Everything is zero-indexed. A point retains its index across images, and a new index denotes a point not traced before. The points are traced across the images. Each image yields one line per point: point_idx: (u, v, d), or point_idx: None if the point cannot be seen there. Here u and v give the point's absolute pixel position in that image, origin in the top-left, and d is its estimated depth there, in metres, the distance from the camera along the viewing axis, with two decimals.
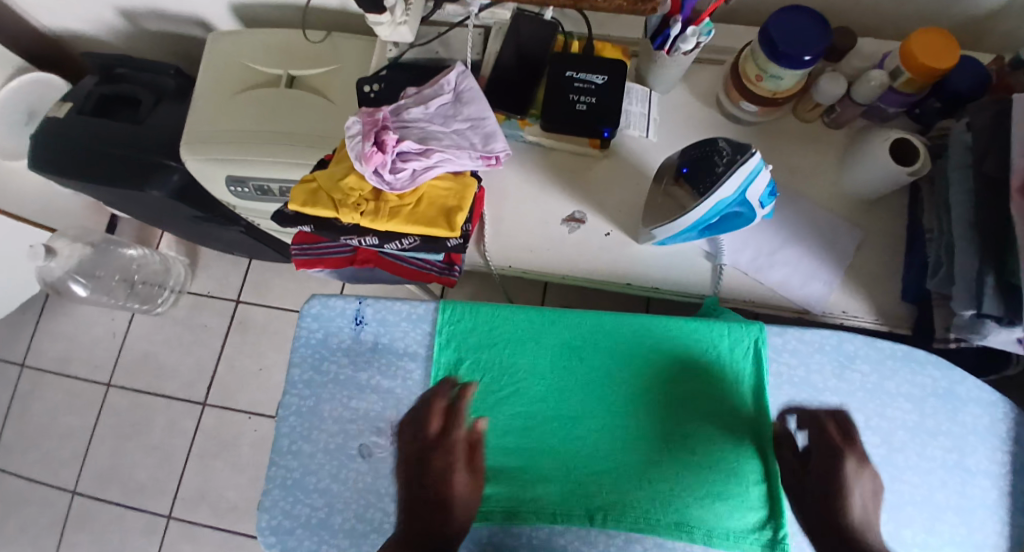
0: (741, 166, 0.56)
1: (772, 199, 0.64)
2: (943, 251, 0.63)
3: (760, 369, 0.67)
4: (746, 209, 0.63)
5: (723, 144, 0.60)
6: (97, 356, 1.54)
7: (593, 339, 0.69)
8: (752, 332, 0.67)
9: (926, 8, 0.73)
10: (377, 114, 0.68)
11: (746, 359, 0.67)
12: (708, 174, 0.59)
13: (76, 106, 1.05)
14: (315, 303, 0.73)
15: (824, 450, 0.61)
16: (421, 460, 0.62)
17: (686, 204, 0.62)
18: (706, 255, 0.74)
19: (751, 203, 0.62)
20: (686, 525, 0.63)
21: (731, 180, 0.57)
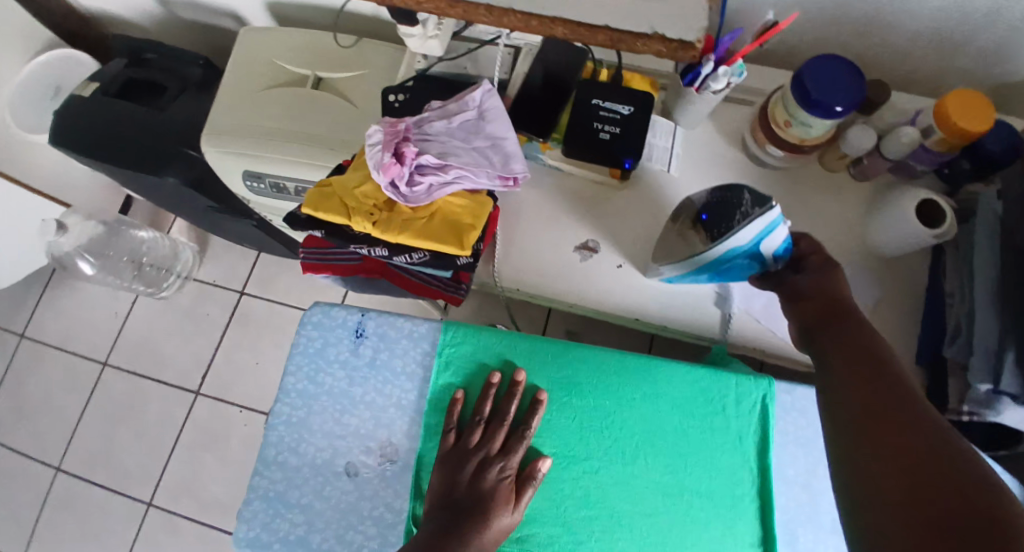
0: (756, 219, 0.54)
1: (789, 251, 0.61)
2: (964, 318, 0.62)
3: (764, 429, 0.64)
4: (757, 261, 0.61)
5: (746, 195, 0.57)
6: (97, 334, 1.54)
7: (599, 377, 0.67)
8: (761, 387, 0.65)
9: (965, 69, 0.71)
10: (399, 125, 0.68)
11: (751, 415, 0.65)
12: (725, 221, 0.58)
13: (101, 86, 1.05)
14: (317, 311, 0.72)
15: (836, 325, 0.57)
16: (471, 470, 0.64)
17: (700, 248, 0.61)
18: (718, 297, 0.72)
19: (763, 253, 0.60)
20: None
21: (747, 231, 0.56)
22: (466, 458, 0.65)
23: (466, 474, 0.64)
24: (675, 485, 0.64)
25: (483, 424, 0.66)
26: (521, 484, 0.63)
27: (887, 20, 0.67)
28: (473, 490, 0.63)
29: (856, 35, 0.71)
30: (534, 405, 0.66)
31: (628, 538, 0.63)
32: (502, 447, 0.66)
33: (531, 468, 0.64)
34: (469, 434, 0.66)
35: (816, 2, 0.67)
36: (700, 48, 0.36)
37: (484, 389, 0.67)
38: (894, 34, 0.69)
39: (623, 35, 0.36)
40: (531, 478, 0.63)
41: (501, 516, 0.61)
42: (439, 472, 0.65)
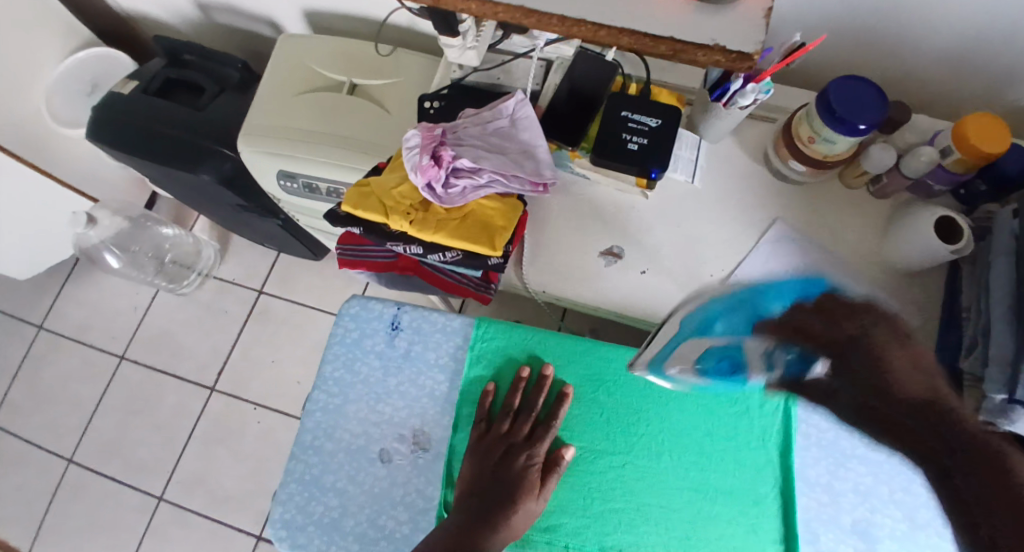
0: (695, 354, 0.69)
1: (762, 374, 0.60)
2: (980, 332, 0.64)
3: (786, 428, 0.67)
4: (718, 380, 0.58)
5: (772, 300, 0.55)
6: (116, 328, 1.56)
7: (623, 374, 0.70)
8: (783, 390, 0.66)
9: (982, 91, 0.74)
10: (435, 130, 0.71)
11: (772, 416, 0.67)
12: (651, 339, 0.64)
13: (141, 85, 1.09)
14: (354, 303, 0.75)
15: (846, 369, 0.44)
16: (503, 455, 0.68)
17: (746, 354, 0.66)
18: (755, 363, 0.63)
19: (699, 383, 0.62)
20: None
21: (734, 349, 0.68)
22: (495, 445, 0.69)
23: (494, 462, 0.68)
24: (701, 482, 0.66)
25: (512, 416, 0.70)
26: (547, 472, 0.67)
27: (910, 42, 0.70)
28: (501, 479, 0.67)
29: (878, 56, 0.74)
30: (561, 397, 0.69)
31: (655, 532, 0.65)
32: (528, 438, 0.69)
33: (557, 455, 0.68)
34: (500, 426, 0.70)
35: (844, 23, 0.70)
36: (756, 59, 0.40)
37: (514, 382, 0.71)
38: (915, 57, 0.72)
39: (685, 45, 0.40)
40: (557, 465, 0.67)
41: (528, 502, 0.64)
42: (468, 460, 0.68)
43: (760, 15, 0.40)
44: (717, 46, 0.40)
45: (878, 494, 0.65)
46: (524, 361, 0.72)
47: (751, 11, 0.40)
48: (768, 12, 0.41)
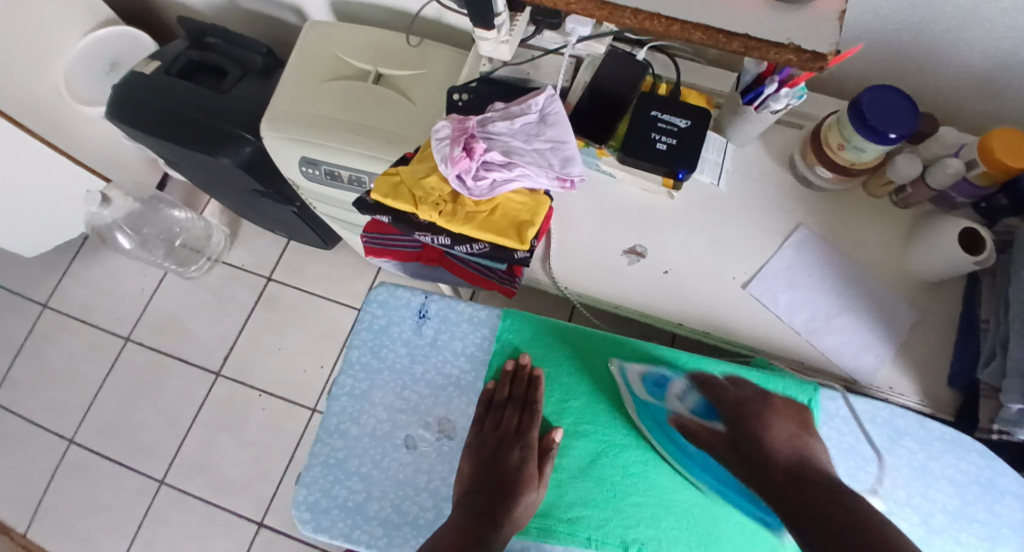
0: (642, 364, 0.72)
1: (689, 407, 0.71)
2: (997, 344, 0.65)
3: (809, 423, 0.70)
4: (656, 406, 0.71)
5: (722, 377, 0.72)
6: (122, 309, 1.56)
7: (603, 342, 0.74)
8: (806, 392, 0.71)
9: (1009, 106, 0.75)
10: (466, 122, 0.71)
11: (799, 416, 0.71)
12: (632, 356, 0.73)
13: (163, 65, 1.08)
14: (382, 290, 0.77)
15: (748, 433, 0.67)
16: (498, 448, 0.73)
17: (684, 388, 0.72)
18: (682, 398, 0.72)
19: (635, 399, 0.71)
20: None
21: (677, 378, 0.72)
22: (489, 440, 0.75)
23: (488, 454, 0.73)
24: (720, 480, 0.69)
25: (500, 410, 0.74)
26: (541, 459, 0.71)
27: (939, 54, 0.71)
28: (498, 472, 0.71)
29: (906, 67, 0.75)
30: (534, 381, 0.72)
31: (675, 527, 0.67)
32: (518, 429, 0.74)
33: (547, 440, 0.72)
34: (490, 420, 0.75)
35: (876, 32, 0.71)
36: (829, 59, 0.41)
37: (499, 376, 0.73)
38: (943, 69, 0.73)
39: (759, 43, 0.41)
40: (548, 449, 0.71)
41: (528, 493, 0.68)
42: (465, 459, 0.72)
43: (834, 16, 0.41)
44: (791, 45, 0.41)
45: (895, 498, 0.70)
46: (505, 355, 0.74)
47: (825, 12, 0.42)
48: (841, 14, 0.42)
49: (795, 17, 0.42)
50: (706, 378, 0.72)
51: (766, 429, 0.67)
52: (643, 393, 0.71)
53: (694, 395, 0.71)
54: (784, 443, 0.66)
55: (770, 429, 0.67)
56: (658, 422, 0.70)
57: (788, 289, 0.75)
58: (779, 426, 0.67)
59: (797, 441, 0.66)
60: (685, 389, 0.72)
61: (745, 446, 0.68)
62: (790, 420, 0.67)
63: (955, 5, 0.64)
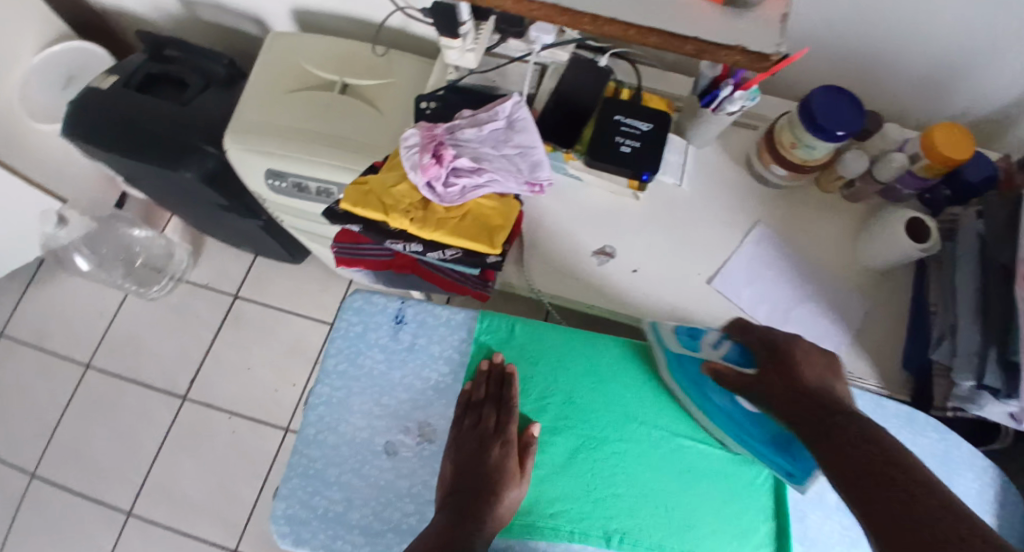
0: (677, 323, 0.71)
1: (722, 353, 0.66)
2: (948, 326, 0.69)
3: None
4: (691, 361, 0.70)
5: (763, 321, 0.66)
6: (81, 334, 1.50)
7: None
8: None
9: (947, 104, 0.80)
10: (435, 130, 0.72)
11: None
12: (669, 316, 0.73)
13: (121, 79, 1.06)
14: (358, 298, 0.78)
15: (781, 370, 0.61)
16: (479, 446, 0.71)
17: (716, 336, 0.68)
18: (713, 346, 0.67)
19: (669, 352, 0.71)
20: None
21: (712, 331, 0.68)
22: (470, 439, 0.72)
23: (470, 453, 0.71)
24: (695, 465, 0.70)
25: (477, 411, 0.73)
26: (522, 455, 0.70)
27: (881, 56, 0.76)
28: (478, 472, 0.69)
29: (855, 67, 0.79)
30: (507, 378, 0.73)
31: (655, 515, 0.68)
32: (496, 427, 0.72)
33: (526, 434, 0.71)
34: (468, 422, 0.73)
35: (821, 38, 0.76)
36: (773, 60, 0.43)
37: (476, 377, 0.74)
38: (886, 70, 0.78)
39: (709, 46, 0.43)
40: (529, 444, 0.71)
41: (510, 489, 0.67)
42: (446, 461, 0.71)
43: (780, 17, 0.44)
44: (739, 46, 0.43)
45: None
46: (482, 356, 0.76)
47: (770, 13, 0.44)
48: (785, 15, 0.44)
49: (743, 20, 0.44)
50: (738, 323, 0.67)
51: (796, 367, 0.60)
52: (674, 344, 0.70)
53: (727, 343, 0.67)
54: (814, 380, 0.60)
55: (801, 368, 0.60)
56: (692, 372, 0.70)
57: (749, 284, 0.78)
58: (810, 367, 0.61)
59: (830, 380, 0.60)
60: (718, 338, 0.67)
61: (777, 383, 0.61)
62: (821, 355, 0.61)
63: (893, 13, 0.69)
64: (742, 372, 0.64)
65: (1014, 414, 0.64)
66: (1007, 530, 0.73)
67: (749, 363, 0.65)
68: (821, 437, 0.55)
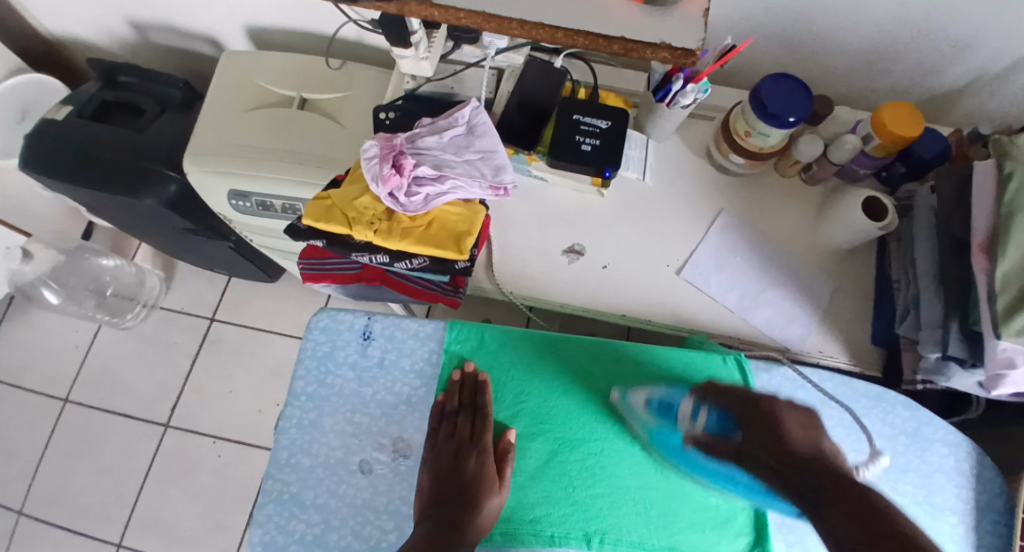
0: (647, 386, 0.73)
1: (704, 421, 0.69)
2: (910, 301, 0.71)
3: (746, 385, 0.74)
4: (668, 432, 0.71)
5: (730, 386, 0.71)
6: (57, 369, 1.47)
7: (604, 370, 0.76)
8: (731, 361, 0.76)
9: (895, 84, 0.83)
10: (394, 139, 0.72)
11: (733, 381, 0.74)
12: (633, 381, 0.75)
13: (75, 108, 1.04)
14: (323, 316, 0.78)
15: (771, 431, 0.65)
16: (456, 455, 0.74)
17: (691, 406, 0.70)
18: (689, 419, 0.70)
19: (641, 423, 0.71)
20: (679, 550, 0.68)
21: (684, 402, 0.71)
22: (446, 449, 0.75)
23: (447, 463, 0.74)
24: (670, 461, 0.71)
25: (452, 420, 0.74)
26: (499, 461, 0.71)
27: (828, 41, 0.78)
28: (455, 480, 0.73)
29: (801, 52, 0.81)
30: (481, 386, 0.74)
31: (633, 513, 0.69)
32: (472, 435, 0.74)
33: (501, 439, 0.72)
34: (443, 432, 0.75)
35: (768, 27, 0.77)
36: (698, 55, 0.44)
37: (448, 387, 0.74)
38: (834, 53, 0.80)
39: (636, 44, 0.44)
40: (506, 449, 0.71)
41: (489, 496, 0.69)
42: (424, 470, 0.73)
43: (699, 16, 0.46)
44: (664, 44, 0.44)
45: None
46: (454, 365, 0.76)
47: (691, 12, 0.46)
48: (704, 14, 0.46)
49: (666, 21, 0.45)
50: (707, 387, 0.71)
51: (787, 434, 0.64)
52: (648, 416, 0.72)
53: (704, 411, 0.70)
54: (806, 444, 0.64)
55: (785, 426, 0.65)
56: (671, 444, 0.70)
57: (716, 271, 0.79)
58: (796, 430, 0.65)
59: (817, 439, 0.65)
60: (693, 410, 0.70)
61: (770, 446, 0.64)
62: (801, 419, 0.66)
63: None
64: (728, 438, 0.68)
65: (983, 384, 0.64)
66: (983, 511, 0.73)
67: (731, 429, 0.68)
68: (824, 505, 0.59)
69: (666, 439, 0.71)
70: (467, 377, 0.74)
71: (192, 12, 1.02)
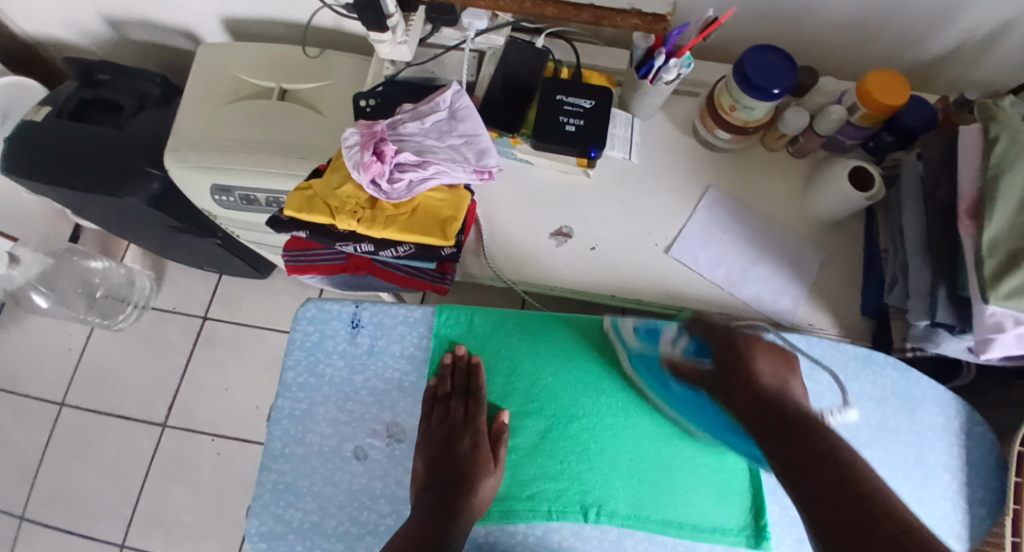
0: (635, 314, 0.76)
1: (685, 349, 0.70)
2: (899, 270, 0.70)
3: None
4: (648, 356, 0.73)
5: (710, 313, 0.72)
6: (51, 372, 1.46)
7: (588, 383, 0.73)
8: None
9: (883, 52, 0.82)
10: (375, 126, 0.70)
11: None
12: (616, 426, 0.72)
13: (54, 109, 1.02)
14: (310, 306, 0.77)
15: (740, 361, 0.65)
16: (449, 438, 0.74)
17: (672, 329, 0.71)
18: (670, 340, 0.71)
19: (625, 348, 0.74)
20: (677, 521, 0.68)
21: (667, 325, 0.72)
22: (439, 432, 0.74)
23: (440, 446, 0.73)
24: (664, 434, 0.71)
25: (446, 403, 0.73)
26: (495, 443, 0.71)
27: (813, 11, 0.77)
28: (451, 462, 0.71)
29: (785, 23, 0.80)
30: (473, 368, 0.74)
31: (628, 484, 0.69)
32: (466, 417, 0.73)
33: (496, 421, 0.72)
34: (437, 414, 0.74)
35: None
36: None
37: (440, 371, 0.74)
38: (822, 23, 0.79)
39: None
40: (501, 430, 0.72)
41: (484, 478, 0.68)
42: (417, 455, 0.71)
43: None
44: None
45: None
46: (444, 349, 0.75)
47: None
48: None
49: None
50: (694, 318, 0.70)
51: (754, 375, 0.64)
52: (634, 341, 0.73)
53: (685, 337, 0.70)
54: (772, 381, 0.64)
55: (756, 371, 0.64)
56: (649, 368, 0.73)
57: (705, 246, 0.79)
58: (766, 363, 0.65)
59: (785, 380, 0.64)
60: (676, 334, 0.71)
61: (739, 377, 0.65)
62: (775, 357, 0.66)
63: None
64: (700, 366, 0.69)
65: (972, 349, 0.65)
66: (975, 470, 0.73)
67: (705, 356, 0.69)
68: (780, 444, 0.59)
69: (648, 363, 0.73)
70: (459, 358, 0.74)
71: (166, 6, 1.00)
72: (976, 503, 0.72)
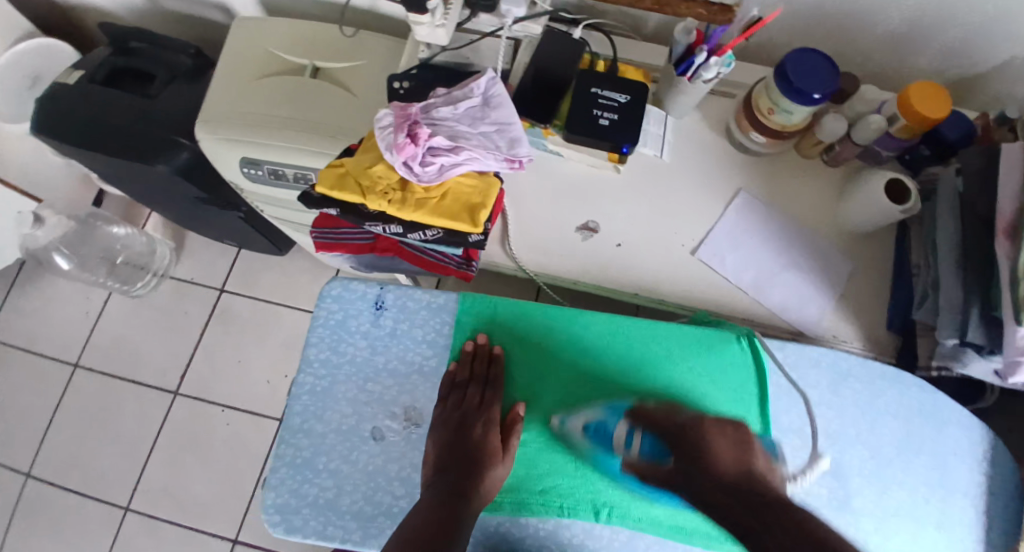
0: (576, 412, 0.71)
1: (641, 445, 0.68)
2: (929, 286, 0.69)
3: (757, 366, 0.73)
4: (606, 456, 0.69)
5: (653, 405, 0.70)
6: (68, 334, 1.48)
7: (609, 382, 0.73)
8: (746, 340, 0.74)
9: (926, 63, 0.80)
10: (409, 108, 0.70)
11: (743, 358, 0.74)
12: None
13: (86, 74, 1.03)
14: (336, 285, 0.78)
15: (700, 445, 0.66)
16: (461, 428, 0.71)
17: (627, 426, 0.69)
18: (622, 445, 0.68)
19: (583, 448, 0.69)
20: (686, 527, 0.68)
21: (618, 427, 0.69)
22: (453, 417, 0.72)
23: (452, 431, 0.71)
24: None
25: (461, 391, 0.72)
26: (507, 433, 0.71)
27: (858, 17, 0.75)
28: (462, 447, 0.70)
29: (828, 27, 0.78)
30: (494, 358, 0.73)
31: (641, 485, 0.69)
32: (480, 405, 0.72)
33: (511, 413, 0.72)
34: (453, 399, 0.72)
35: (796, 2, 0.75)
36: None
37: (460, 357, 0.74)
38: (865, 31, 0.77)
39: None
40: (514, 422, 0.71)
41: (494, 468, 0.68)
42: (430, 438, 0.71)
43: None
44: None
45: (846, 435, 0.73)
46: (465, 337, 0.76)
47: None
48: None
49: None
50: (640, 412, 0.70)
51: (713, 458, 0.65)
52: (583, 443, 0.69)
53: (638, 437, 0.68)
54: (729, 461, 0.64)
55: (713, 455, 0.65)
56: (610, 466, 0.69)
57: (733, 251, 0.78)
58: (720, 448, 0.66)
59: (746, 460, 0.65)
60: (628, 436, 0.69)
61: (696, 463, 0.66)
62: (728, 437, 0.66)
63: None
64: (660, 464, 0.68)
65: (998, 371, 0.65)
66: (994, 496, 0.73)
67: (662, 454, 0.68)
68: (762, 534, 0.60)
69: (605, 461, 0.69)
70: (477, 349, 0.74)
71: None
72: (993, 532, 0.72)
